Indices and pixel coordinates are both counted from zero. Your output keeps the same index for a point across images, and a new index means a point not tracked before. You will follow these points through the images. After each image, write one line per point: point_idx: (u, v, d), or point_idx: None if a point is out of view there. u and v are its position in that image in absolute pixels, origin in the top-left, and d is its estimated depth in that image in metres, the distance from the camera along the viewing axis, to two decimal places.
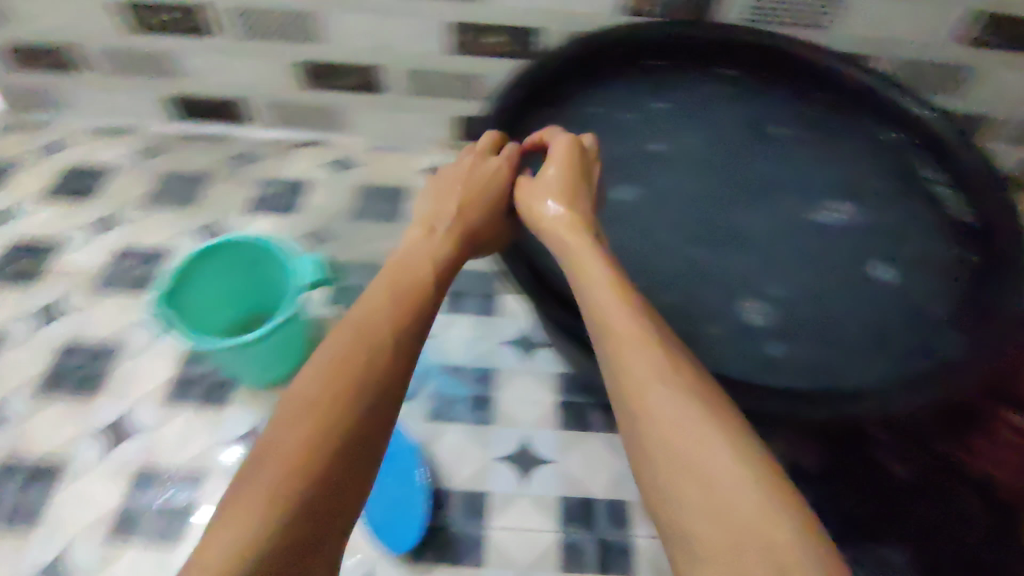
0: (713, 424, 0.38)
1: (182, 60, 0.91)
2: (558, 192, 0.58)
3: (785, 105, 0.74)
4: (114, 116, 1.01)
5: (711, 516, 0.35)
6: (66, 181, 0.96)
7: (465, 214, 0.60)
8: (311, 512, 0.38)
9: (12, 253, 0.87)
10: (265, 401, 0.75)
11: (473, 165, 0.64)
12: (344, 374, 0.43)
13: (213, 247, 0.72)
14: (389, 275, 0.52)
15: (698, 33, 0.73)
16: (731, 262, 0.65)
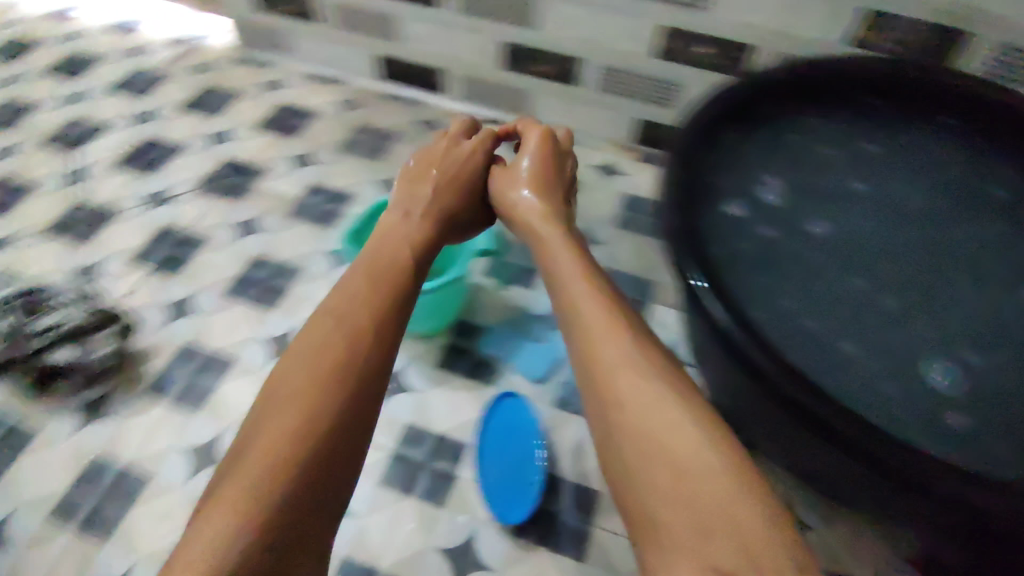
0: (679, 418, 0.46)
1: (401, 26, 0.99)
2: (537, 181, 0.71)
3: (1014, 170, 0.67)
4: (329, 67, 1.11)
5: (685, 506, 0.42)
6: (278, 116, 1.06)
7: (440, 192, 0.71)
8: (318, 467, 0.45)
9: (224, 170, 0.98)
10: (410, 350, 0.79)
11: (452, 149, 0.75)
12: (336, 346, 0.51)
13: None
14: (380, 264, 0.60)
15: (925, 72, 0.69)
16: (919, 325, 0.60)
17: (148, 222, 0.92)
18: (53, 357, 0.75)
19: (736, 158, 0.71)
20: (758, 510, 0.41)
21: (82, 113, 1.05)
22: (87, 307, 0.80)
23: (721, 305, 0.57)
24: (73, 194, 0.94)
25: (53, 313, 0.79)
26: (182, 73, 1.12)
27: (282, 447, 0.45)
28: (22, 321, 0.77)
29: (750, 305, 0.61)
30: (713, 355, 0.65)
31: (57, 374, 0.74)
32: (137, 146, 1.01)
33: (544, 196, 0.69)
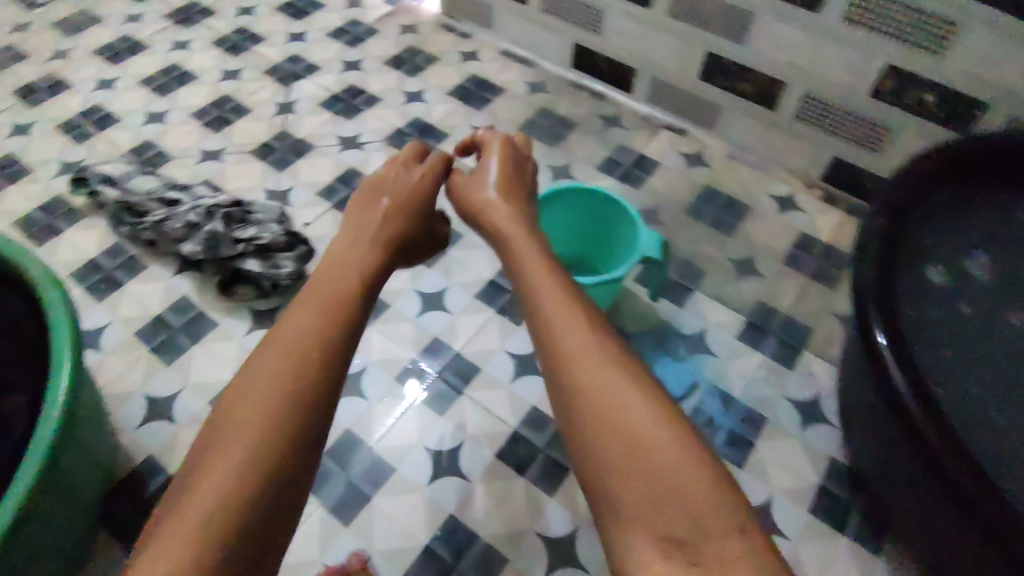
0: (638, 393, 0.38)
1: (608, 18, 1.00)
2: (512, 188, 0.59)
3: None
4: (525, 49, 1.14)
5: (653, 499, 0.34)
6: (468, 86, 1.10)
7: (392, 216, 0.56)
8: (264, 505, 0.36)
9: (410, 127, 1.03)
10: None
11: (404, 166, 0.62)
12: (277, 360, 0.40)
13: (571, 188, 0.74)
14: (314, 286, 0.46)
15: None
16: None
17: (336, 162, 0.98)
18: (247, 268, 0.79)
19: (947, 225, 0.63)
20: (736, 517, 0.34)
21: (298, 52, 1.14)
22: (283, 229, 0.82)
23: (906, 378, 0.54)
24: (278, 123, 1.03)
25: (254, 231, 0.81)
26: (390, 31, 1.19)
27: (226, 496, 0.35)
28: (225, 229, 0.80)
29: (930, 379, 0.55)
30: (886, 431, 0.59)
31: (249, 283, 0.80)
32: (339, 90, 1.08)
33: (513, 198, 0.58)
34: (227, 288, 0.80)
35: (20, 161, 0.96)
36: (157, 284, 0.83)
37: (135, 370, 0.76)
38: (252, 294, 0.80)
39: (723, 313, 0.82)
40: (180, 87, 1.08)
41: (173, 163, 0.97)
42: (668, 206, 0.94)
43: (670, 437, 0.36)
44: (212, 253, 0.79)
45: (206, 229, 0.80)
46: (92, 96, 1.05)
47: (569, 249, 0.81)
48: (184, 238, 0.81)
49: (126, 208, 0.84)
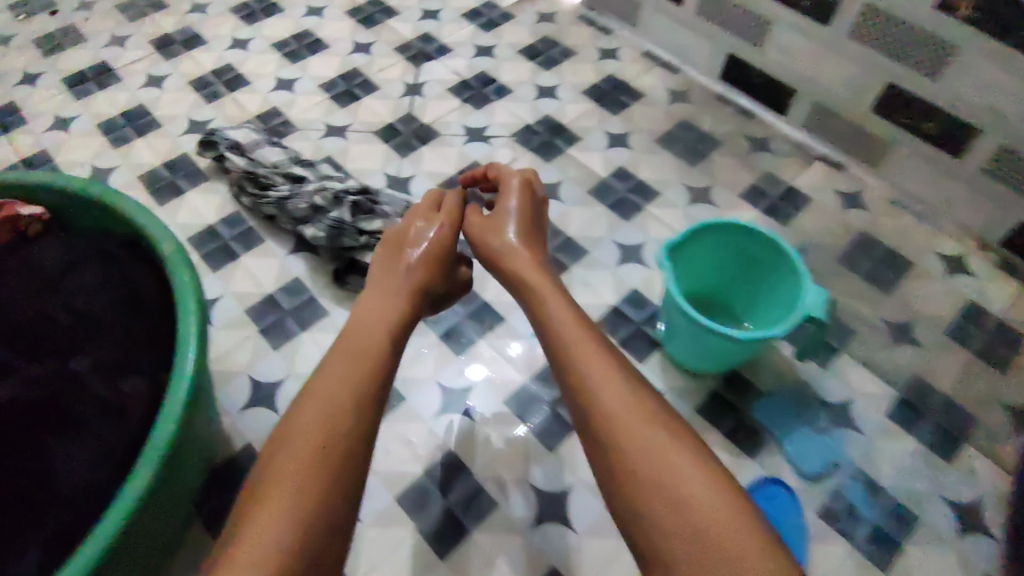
0: (673, 448, 0.41)
1: (775, 31, 0.90)
2: (527, 237, 0.61)
3: None
4: (670, 52, 1.05)
5: (701, 557, 0.37)
6: (606, 85, 1.02)
7: (414, 270, 0.58)
8: (303, 572, 0.38)
9: (540, 125, 0.96)
10: (676, 382, 0.73)
11: (417, 217, 0.64)
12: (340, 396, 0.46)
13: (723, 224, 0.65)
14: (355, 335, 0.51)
15: None
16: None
17: (460, 154, 0.93)
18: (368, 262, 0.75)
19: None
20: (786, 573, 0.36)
21: (431, 31, 1.09)
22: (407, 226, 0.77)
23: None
24: (405, 105, 0.99)
25: (379, 224, 0.76)
26: (526, 18, 1.12)
27: (269, 564, 0.37)
28: (350, 219, 0.76)
29: None
30: None
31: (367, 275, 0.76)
32: (469, 76, 1.03)
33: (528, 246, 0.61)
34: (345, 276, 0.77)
35: (151, 114, 0.96)
36: (272, 260, 0.81)
37: (243, 349, 0.74)
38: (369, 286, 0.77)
39: (873, 384, 0.73)
40: (310, 55, 1.05)
41: (296, 135, 0.94)
42: (817, 251, 0.85)
43: (709, 497, 0.38)
44: (332, 240, 0.76)
45: (329, 215, 0.76)
46: (225, 55, 1.04)
47: (715, 286, 0.72)
48: (306, 219, 0.78)
49: (251, 179, 0.82)
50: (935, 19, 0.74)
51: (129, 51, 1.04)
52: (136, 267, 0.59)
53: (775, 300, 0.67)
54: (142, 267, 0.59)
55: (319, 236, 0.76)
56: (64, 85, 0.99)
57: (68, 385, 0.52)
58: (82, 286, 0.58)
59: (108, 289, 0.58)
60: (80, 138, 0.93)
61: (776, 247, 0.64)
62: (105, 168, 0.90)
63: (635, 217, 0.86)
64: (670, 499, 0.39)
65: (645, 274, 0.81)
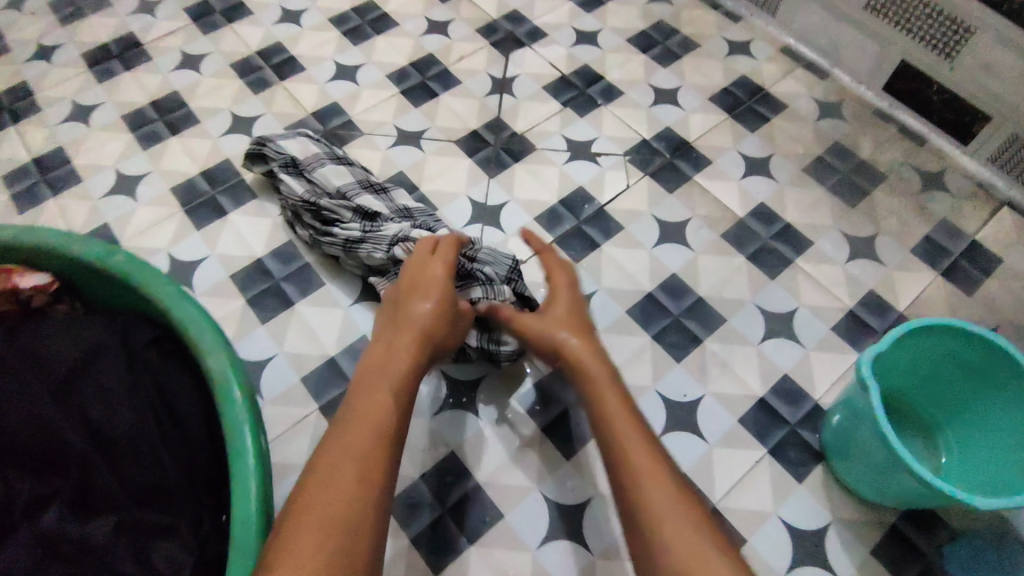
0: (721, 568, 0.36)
1: (977, 42, 0.70)
2: (576, 324, 0.52)
3: None
4: (817, 50, 0.85)
5: None
6: (738, 91, 0.83)
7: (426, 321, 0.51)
8: None
9: (658, 142, 0.78)
10: (843, 511, 0.58)
11: (427, 261, 0.55)
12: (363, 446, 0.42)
13: (943, 329, 0.50)
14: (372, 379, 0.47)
15: None
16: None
17: (561, 175, 0.75)
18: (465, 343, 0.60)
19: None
20: None
21: (520, 8, 0.90)
22: (512, 295, 0.60)
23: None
24: (492, 106, 0.81)
25: (479, 293, 0.59)
26: None
27: None
28: None
29: None
30: None
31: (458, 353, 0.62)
32: (569, 72, 0.84)
33: (577, 329, 0.52)
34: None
35: (187, 105, 0.79)
36: (336, 312, 0.66)
37: (301, 432, 0.60)
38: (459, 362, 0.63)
39: None
40: (377, 35, 0.86)
41: (361, 141, 0.77)
42: (1012, 332, 0.67)
43: None
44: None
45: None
46: (275, 31, 0.86)
47: (912, 397, 0.57)
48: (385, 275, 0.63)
49: (313, 211, 0.65)
50: None
51: (161, 20, 0.86)
52: (172, 374, 0.46)
53: (996, 440, 0.51)
54: (180, 377, 0.46)
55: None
56: (86, 61, 0.82)
57: (87, 562, 0.39)
58: (100, 395, 0.43)
59: (135, 403, 0.43)
60: (103, 132, 0.77)
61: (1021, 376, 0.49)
62: (131, 174, 0.74)
63: (782, 275, 0.69)
64: None
65: (798, 355, 0.64)
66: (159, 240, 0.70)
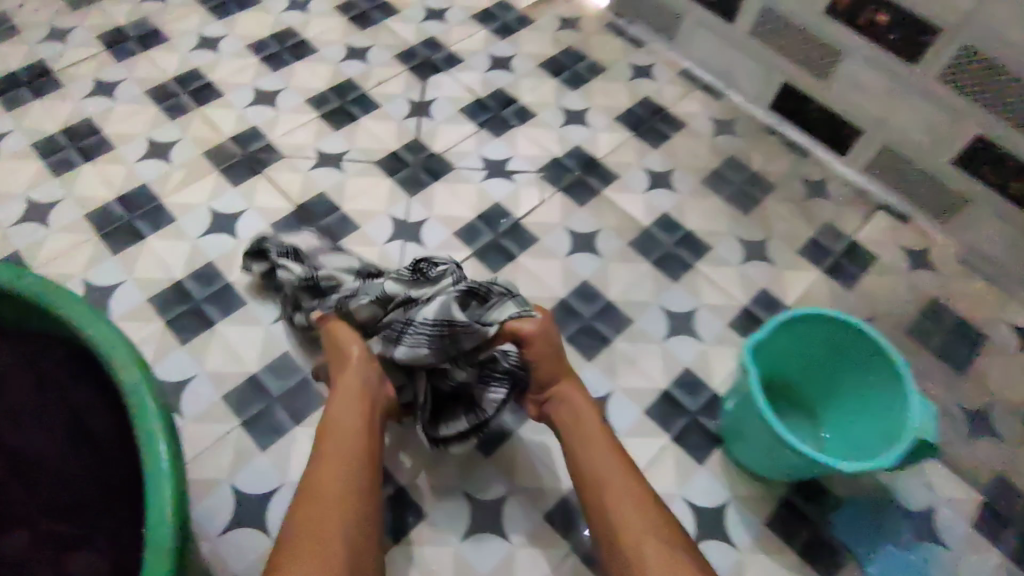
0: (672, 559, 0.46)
1: (844, 63, 0.79)
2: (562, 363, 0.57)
3: None
4: (711, 72, 0.93)
5: None
6: (640, 111, 0.89)
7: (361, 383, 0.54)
8: None
9: (569, 159, 0.83)
10: (741, 489, 0.62)
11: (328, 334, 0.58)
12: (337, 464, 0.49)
13: (808, 316, 0.56)
14: (334, 441, 0.51)
15: None
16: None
17: (478, 192, 0.79)
18: (488, 394, 0.57)
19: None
20: None
21: (437, 35, 0.94)
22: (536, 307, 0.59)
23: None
24: (411, 128, 0.84)
25: (513, 308, 0.56)
26: (547, 24, 0.98)
27: None
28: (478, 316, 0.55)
29: None
30: None
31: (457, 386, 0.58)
32: (484, 94, 0.89)
33: (563, 366, 0.57)
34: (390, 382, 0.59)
35: (101, 131, 0.79)
36: (257, 330, 0.67)
37: (222, 448, 0.60)
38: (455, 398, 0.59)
39: (956, 487, 0.65)
40: (295, 61, 0.89)
41: (281, 164, 0.79)
42: (887, 320, 0.75)
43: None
44: (439, 357, 0.55)
45: (428, 321, 0.54)
46: (192, 58, 0.87)
47: (792, 378, 0.62)
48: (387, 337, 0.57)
49: (309, 286, 0.61)
50: None
51: (73, 47, 0.86)
52: (83, 394, 0.46)
53: (870, 406, 0.57)
54: (89, 394, 0.46)
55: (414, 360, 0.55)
56: None
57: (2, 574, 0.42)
58: (15, 423, 0.46)
59: (47, 425, 0.46)
60: (10, 160, 0.76)
61: (873, 344, 0.55)
62: (42, 202, 0.73)
63: (684, 277, 0.75)
64: None
65: (699, 349, 0.70)
66: (73, 266, 0.69)
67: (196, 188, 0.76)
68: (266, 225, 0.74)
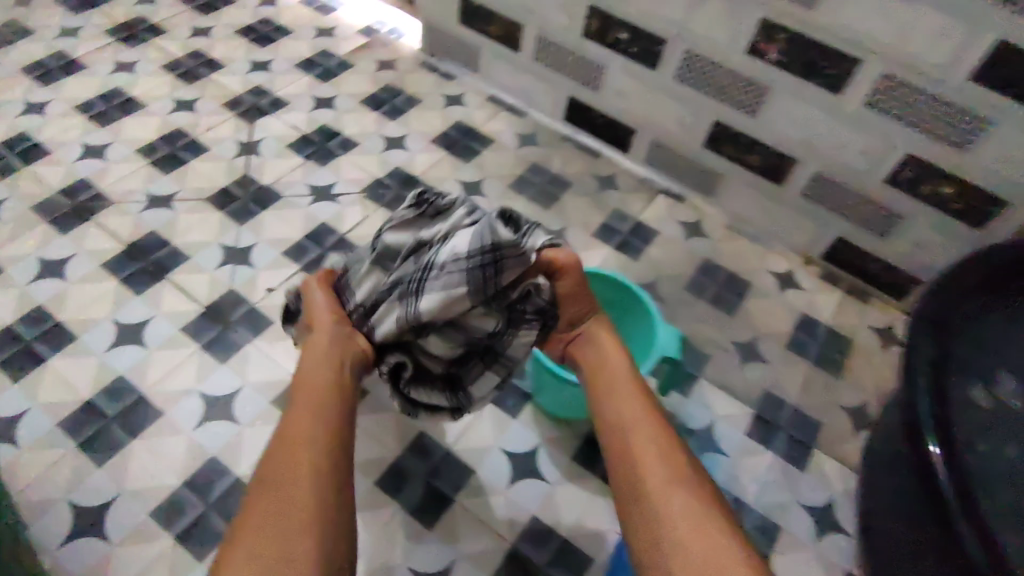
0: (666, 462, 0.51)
1: (608, 75, 0.94)
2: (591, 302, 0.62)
3: None
4: (512, 95, 1.07)
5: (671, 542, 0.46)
6: (453, 133, 1.01)
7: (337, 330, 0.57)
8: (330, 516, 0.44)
9: (389, 178, 0.93)
10: (549, 433, 0.73)
11: (315, 292, 0.60)
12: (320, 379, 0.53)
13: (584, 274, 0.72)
14: (310, 371, 0.53)
15: None
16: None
17: (305, 215, 0.87)
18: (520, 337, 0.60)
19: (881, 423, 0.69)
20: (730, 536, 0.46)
21: (262, 83, 1.03)
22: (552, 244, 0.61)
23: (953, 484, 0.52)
24: (239, 166, 0.91)
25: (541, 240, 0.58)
26: (366, 66, 1.09)
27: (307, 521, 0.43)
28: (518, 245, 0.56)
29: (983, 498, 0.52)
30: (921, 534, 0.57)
31: (491, 336, 0.59)
32: (308, 131, 0.97)
33: (585, 305, 0.61)
34: (398, 366, 0.58)
35: None
36: (91, 360, 0.71)
37: (58, 471, 0.64)
38: (491, 347, 0.60)
39: (730, 405, 0.78)
40: (123, 117, 0.94)
41: (112, 209, 0.84)
42: (669, 282, 0.89)
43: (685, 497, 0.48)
44: (475, 298, 0.54)
45: (462, 258, 0.53)
46: (17, 123, 0.91)
47: None
48: (414, 291, 0.55)
49: None
50: (752, 61, 0.81)
51: None
52: None
53: (633, 331, 0.73)
54: None
55: (448, 306, 0.53)
56: None
57: None
58: None
59: None
60: None
61: (614, 279, 0.72)
62: None
63: None
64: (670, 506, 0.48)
65: None
66: None
67: (24, 239, 0.79)
68: (98, 265, 0.78)
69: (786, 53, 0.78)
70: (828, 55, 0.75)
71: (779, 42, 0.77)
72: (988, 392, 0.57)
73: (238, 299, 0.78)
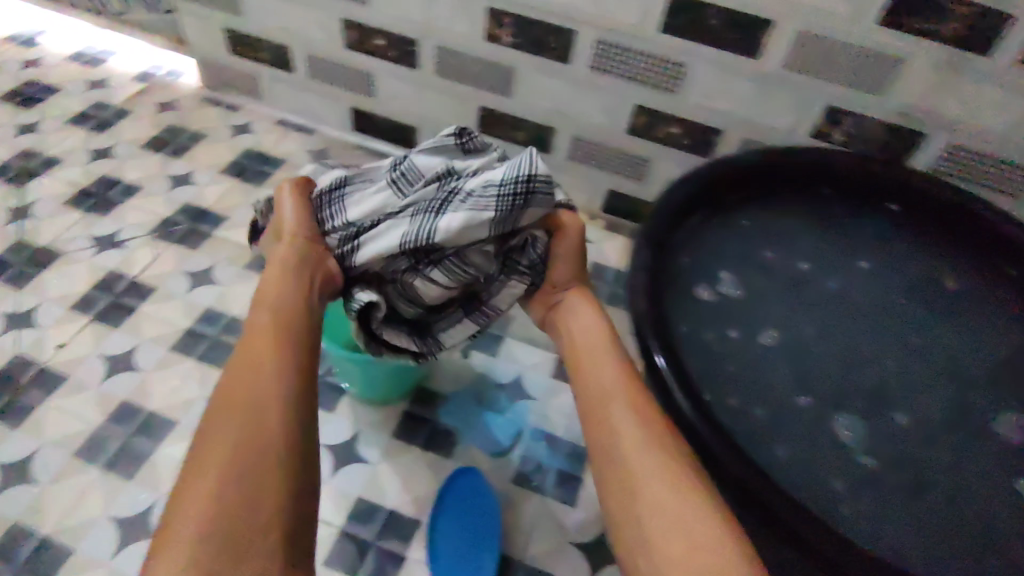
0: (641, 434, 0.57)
1: (376, 81, 0.99)
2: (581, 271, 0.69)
3: (946, 262, 0.73)
4: (299, 116, 1.10)
5: (645, 514, 0.53)
6: (243, 161, 1.03)
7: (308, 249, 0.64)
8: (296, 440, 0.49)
9: (180, 215, 0.93)
10: (367, 417, 0.78)
11: (293, 209, 0.67)
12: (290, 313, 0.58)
13: None
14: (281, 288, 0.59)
15: (875, 170, 0.76)
16: (880, 383, 0.64)
17: (91, 266, 0.86)
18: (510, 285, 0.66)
19: None
20: (691, 492, 0.52)
21: (30, 146, 1.00)
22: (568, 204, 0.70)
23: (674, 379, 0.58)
24: (12, 232, 0.88)
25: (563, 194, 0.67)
26: (144, 112, 1.08)
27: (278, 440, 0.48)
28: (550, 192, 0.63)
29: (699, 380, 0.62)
30: None
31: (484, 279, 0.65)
32: (87, 184, 0.96)
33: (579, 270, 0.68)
34: (376, 307, 0.63)
35: None
36: None
37: None
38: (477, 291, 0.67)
39: (535, 354, 0.85)
40: None
41: None
42: None
43: (659, 464, 0.54)
44: (492, 229, 0.59)
45: (496, 185, 0.59)
46: None
47: None
48: (436, 210, 0.60)
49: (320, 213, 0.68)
50: (491, 47, 0.89)
51: None
52: None
53: None
54: None
55: (467, 229, 0.58)
56: None
57: None
58: None
59: None
60: None
61: None
62: None
63: None
64: (646, 474, 0.54)
65: None
66: None
67: None
68: None
69: (515, 35, 0.86)
70: (549, 31, 0.84)
71: (506, 26, 0.86)
72: (711, 289, 0.69)
73: (24, 362, 0.76)
